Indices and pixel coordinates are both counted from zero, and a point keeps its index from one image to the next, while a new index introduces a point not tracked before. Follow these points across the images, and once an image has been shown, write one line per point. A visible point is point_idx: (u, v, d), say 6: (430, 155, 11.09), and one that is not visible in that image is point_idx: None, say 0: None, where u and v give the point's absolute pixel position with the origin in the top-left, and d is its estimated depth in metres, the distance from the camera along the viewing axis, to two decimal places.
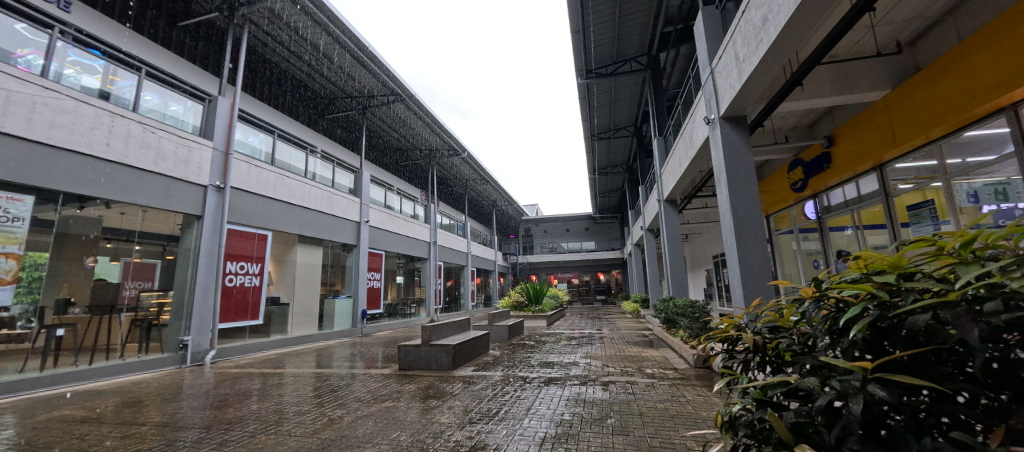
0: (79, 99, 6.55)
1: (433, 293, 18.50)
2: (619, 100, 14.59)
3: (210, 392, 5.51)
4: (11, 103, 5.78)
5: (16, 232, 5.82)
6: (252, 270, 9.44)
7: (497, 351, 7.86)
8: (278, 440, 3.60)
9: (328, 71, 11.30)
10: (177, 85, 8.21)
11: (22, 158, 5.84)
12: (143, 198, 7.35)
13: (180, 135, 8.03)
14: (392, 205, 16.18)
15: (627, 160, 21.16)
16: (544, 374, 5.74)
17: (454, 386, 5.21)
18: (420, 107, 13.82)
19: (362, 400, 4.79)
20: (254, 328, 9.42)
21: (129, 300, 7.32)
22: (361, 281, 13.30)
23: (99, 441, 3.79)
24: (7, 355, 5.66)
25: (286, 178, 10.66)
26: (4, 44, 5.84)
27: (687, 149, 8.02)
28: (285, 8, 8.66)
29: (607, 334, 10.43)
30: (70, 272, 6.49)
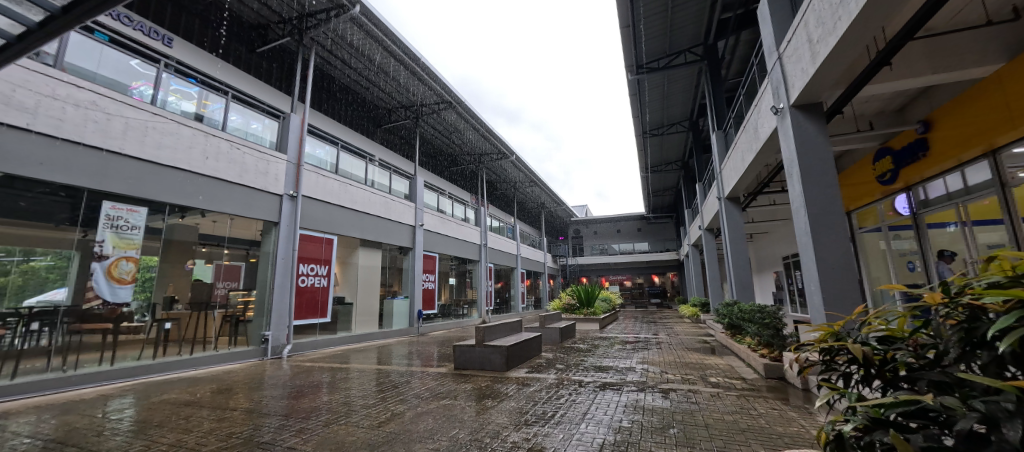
0: (179, 122, 7.51)
1: (484, 295, 18.83)
2: (673, 94, 13.93)
3: (288, 383, 6.05)
4: (130, 129, 6.76)
5: (134, 238, 6.80)
6: (321, 272, 10.24)
7: (550, 354, 7.82)
8: (347, 431, 3.85)
9: (385, 84, 12.01)
10: (257, 105, 9.14)
11: (137, 176, 6.80)
12: (230, 207, 8.24)
13: (259, 150, 8.93)
14: (444, 209, 16.77)
15: (682, 156, 20.12)
16: (600, 378, 5.59)
17: (508, 387, 5.25)
18: (470, 113, 14.18)
19: (421, 397, 4.99)
20: (324, 326, 10.18)
21: (220, 298, 8.18)
22: (416, 282, 13.89)
23: (200, 423, 4.30)
24: (128, 344, 6.64)
25: (349, 186, 11.44)
26: (122, 78, 6.84)
27: (751, 142, 7.46)
28: (347, 28, 9.36)
29: (664, 339, 9.97)
30: (174, 273, 7.41)
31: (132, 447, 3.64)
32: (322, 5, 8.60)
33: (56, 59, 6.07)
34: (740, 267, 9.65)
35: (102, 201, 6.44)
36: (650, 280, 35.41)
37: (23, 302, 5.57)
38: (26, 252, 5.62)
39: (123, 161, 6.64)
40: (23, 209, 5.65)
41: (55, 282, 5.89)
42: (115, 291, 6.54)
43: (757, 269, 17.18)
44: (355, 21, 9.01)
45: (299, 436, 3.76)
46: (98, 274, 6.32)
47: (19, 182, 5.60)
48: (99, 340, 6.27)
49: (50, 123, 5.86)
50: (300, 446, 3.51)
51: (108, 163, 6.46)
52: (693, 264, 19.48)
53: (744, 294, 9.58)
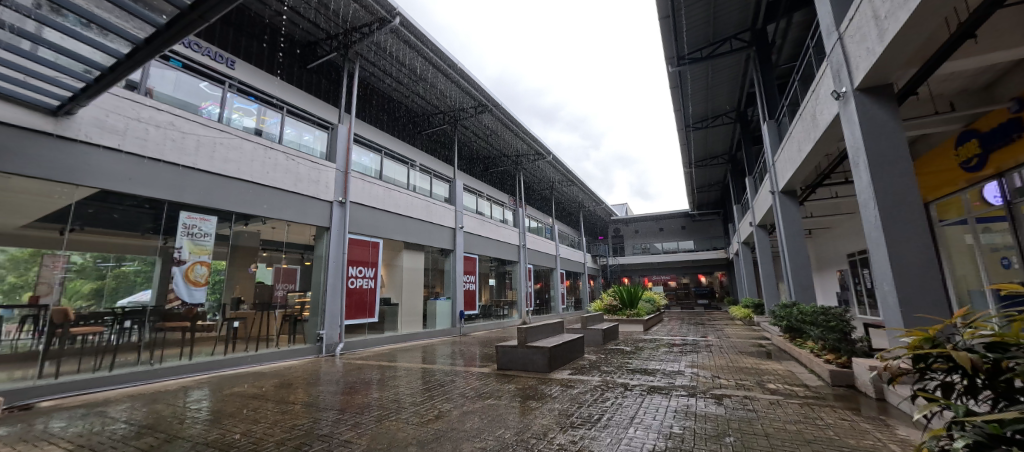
0: (242, 137, 8.18)
1: (524, 296, 18.88)
2: (718, 84, 13.27)
3: (342, 379, 6.38)
4: (201, 145, 7.46)
5: (205, 244, 7.47)
6: (368, 274, 10.71)
7: (594, 355, 7.69)
8: (397, 427, 3.99)
9: (424, 91, 12.39)
10: (309, 118, 9.75)
11: (208, 187, 7.49)
12: (287, 214, 8.85)
13: (312, 160, 9.54)
14: (483, 211, 17.04)
15: (729, 149, 19.07)
16: (647, 382, 5.42)
17: (552, 389, 5.20)
18: (506, 114, 14.28)
19: (466, 396, 5.07)
20: (372, 325, 10.64)
21: (280, 299, 8.77)
22: (457, 283, 14.20)
23: (266, 414, 4.64)
24: (204, 340, 7.30)
25: (393, 191, 11.90)
26: (193, 99, 7.55)
27: (808, 131, 6.92)
28: (389, 40, 9.77)
29: (714, 342, 9.48)
30: (241, 276, 8.02)
31: (210, 435, 3.99)
32: (364, 20, 9.03)
33: (139, 85, 6.79)
34: (798, 265, 8.99)
35: (179, 211, 7.15)
36: (696, 280, 33.85)
37: (117, 302, 6.38)
38: (118, 257, 6.44)
39: (196, 175, 7.34)
40: (115, 220, 6.42)
41: (141, 284, 6.62)
42: (193, 293, 7.23)
43: (817, 268, 15.93)
44: (395, 32, 9.38)
45: (354, 430, 3.95)
46: (177, 277, 7.00)
47: (112, 196, 6.35)
48: (179, 337, 6.96)
49: (136, 143, 6.59)
50: (355, 440, 3.69)
51: (184, 177, 7.17)
52: (744, 263, 18.42)
53: (804, 295, 8.90)
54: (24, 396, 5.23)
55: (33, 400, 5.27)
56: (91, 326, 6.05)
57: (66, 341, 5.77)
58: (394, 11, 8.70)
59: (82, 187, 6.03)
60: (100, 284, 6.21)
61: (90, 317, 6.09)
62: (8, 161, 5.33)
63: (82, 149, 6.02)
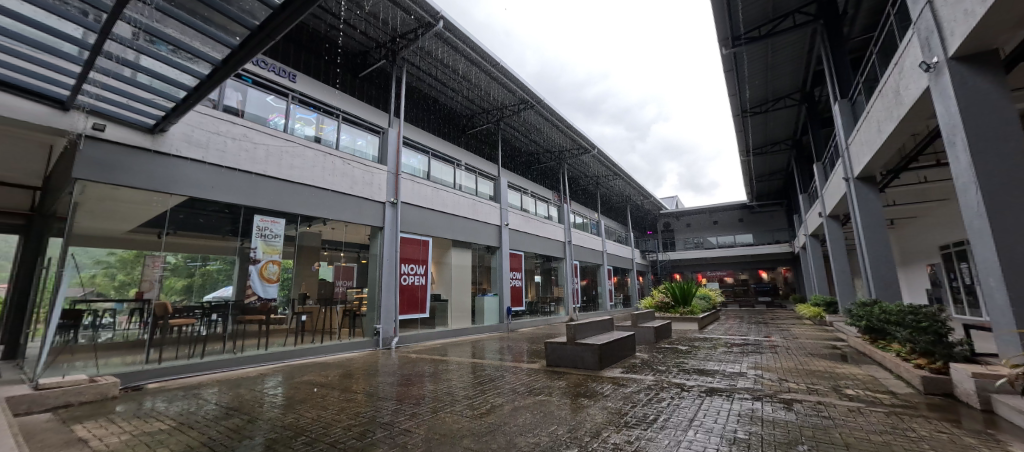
0: (304, 145, 8.83)
1: (570, 292, 18.71)
2: (779, 64, 12.24)
3: (398, 371, 6.71)
4: (270, 154, 8.15)
5: (275, 244, 8.17)
6: (419, 271, 11.14)
7: (647, 354, 7.45)
8: (452, 419, 4.12)
9: (468, 92, 12.61)
10: (361, 124, 10.33)
11: (276, 193, 8.17)
12: (345, 215, 9.43)
13: (366, 164, 10.07)
14: (527, 208, 17.10)
15: (793, 133, 17.55)
16: (705, 383, 5.16)
17: (604, 387, 5.11)
18: (549, 110, 14.19)
19: (517, 392, 5.12)
20: (423, 320, 11.07)
21: (341, 295, 9.30)
22: (504, 280, 14.38)
23: (333, 402, 4.99)
24: (277, 332, 7.98)
25: (441, 190, 12.28)
26: (262, 112, 8.26)
27: (890, 109, 6.19)
28: (434, 44, 10.07)
29: (779, 342, 8.81)
30: (306, 274, 8.65)
31: (285, 419, 4.36)
32: (410, 26, 9.36)
33: (217, 103, 7.54)
34: (879, 259, 8.08)
35: (253, 215, 7.87)
36: (757, 276, 31.63)
37: (204, 297, 7.12)
38: (204, 257, 7.16)
39: (266, 181, 8.04)
40: (201, 224, 7.20)
41: (223, 281, 7.33)
42: (266, 289, 7.93)
43: (902, 262, 14.26)
44: (440, 35, 9.64)
45: (412, 420, 4.14)
46: (254, 275, 7.73)
47: (198, 203, 7.12)
48: (256, 329, 7.68)
49: (216, 155, 7.33)
50: (414, 429, 3.85)
51: (256, 184, 7.87)
52: (812, 257, 16.94)
53: (886, 291, 8.01)
54: (135, 378, 6.02)
55: (142, 381, 6.06)
56: (185, 318, 6.86)
57: (166, 331, 6.60)
58: (437, 15, 8.93)
59: (174, 195, 6.82)
60: (189, 281, 6.94)
61: (184, 310, 6.87)
62: (117, 175, 6.18)
63: (174, 162, 6.82)
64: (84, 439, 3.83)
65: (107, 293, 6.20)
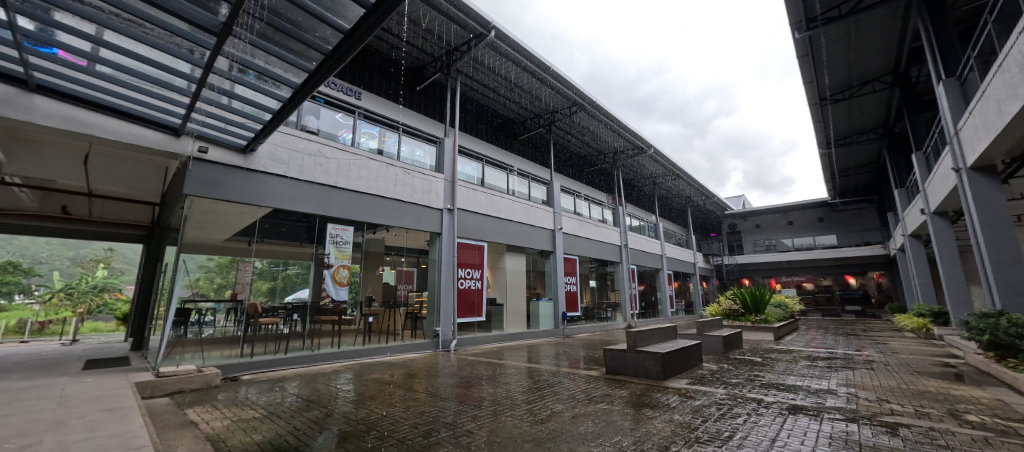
0: (369, 157, 9.46)
1: (628, 298, 18.08)
2: (864, 45, 10.96)
3: (458, 373, 6.90)
4: (340, 167, 8.84)
5: (345, 249, 8.83)
6: (475, 275, 11.39)
7: (716, 365, 6.97)
8: (513, 423, 4.14)
9: (520, 98, 12.76)
10: (419, 135, 10.94)
11: (346, 202, 8.85)
12: (406, 222, 9.95)
13: (424, 173, 10.57)
14: (581, 211, 16.90)
15: (884, 120, 15.56)
16: (786, 399, 4.71)
17: (669, 398, 4.86)
18: (602, 111, 13.94)
19: (576, 399, 5.03)
20: (480, 324, 11.31)
21: (403, 298, 9.77)
22: (559, 285, 14.25)
23: (400, 400, 5.24)
24: (348, 332, 8.58)
25: (494, 196, 12.52)
26: (332, 129, 9.01)
27: (1015, 85, 5.26)
28: (486, 54, 10.37)
29: (875, 357, 7.78)
30: (372, 277, 9.20)
31: (357, 414, 4.67)
32: (463, 38, 9.71)
33: (296, 123, 8.35)
34: (1003, 262, 6.88)
35: (326, 224, 8.57)
36: (842, 282, 28.27)
37: (285, 298, 7.81)
38: (285, 262, 7.90)
39: (337, 192, 8.75)
40: (283, 232, 7.97)
41: (300, 284, 8.01)
42: (338, 291, 8.58)
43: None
44: (491, 45, 9.90)
45: (474, 422, 4.23)
46: (328, 279, 8.40)
47: (281, 214, 7.91)
48: (330, 328, 8.31)
49: (295, 170, 8.12)
50: (476, 431, 3.93)
51: (328, 195, 8.59)
52: (912, 261, 14.84)
53: (1014, 300, 6.79)
54: (232, 370, 6.81)
55: (238, 373, 6.84)
56: (272, 317, 7.61)
57: (257, 329, 7.39)
58: (489, 25, 9.18)
59: (261, 207, 7.65)
60: (273, 284, 7.67)
61: (270, 310, 7.63)
62: (218, 191, 7.09)
63: (262, 178, 7.67)
64: (195, 422, 4.38)
65: (208, 294, 7.05)
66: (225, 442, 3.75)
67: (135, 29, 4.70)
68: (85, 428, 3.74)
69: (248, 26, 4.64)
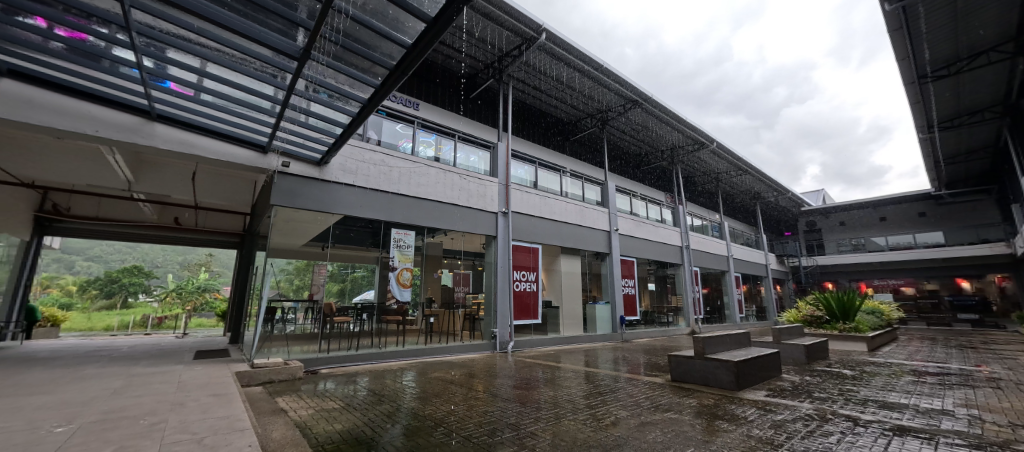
0: (427, 164, 9.88)
1: (691, 302, 17.12)
2: (974, 11, 9.47)
3: (516, 375, 6.97)
4: (402, 175, 9.35)
5: (407, 252, 9.29)
6: (530, 277, 11.44)
7: (798, 377, 6.37)
8: (576, 427, 4.09)
9: (571, 98, 12.67)
10: (474, 141, 11.24)
11: (407, 208, 9.33)
12: (462, 225, 10.26)
13: (479, 177, 10.83)
14: (638, 211, 16.32)
15: (1003, 96, 13.28)
16: (887, 418, 4.19)
17: (745, 410, 4.52)
18: (658, 106, 13.38)
19: (640, 406, 4.84)
20: (536, 327, 11.33)
21: (461, 299, 10.04)
22: (617, 288, 13.84)
23: (463, 399, 5.38)
24: (411, 332, 9.00)
25: (548, 198, 12.49)
26: (394, 139, 9.55)
27: None
28: (537, 57, 10.45)
29: (1005, 375, 6.60)
30: (431, 280, 9.59)
31: (423, 410, 4.88)
32: (515, 44, 9.85)
33: (362, 136, 8.98)
34: None
35: (390, 229, 9.09)
36: (952, 286, 24.61)
37: (354, 299, 8.37)
38: (353, 265, 8.46)
39: (400, 199, 9.25)
40: (352, 238, 8.57)
41: (367, 285, 8.53)
42: (402, 292, 9.06)
43: None
44: (542, 47, 9.96)
45: (537, 424, 4.22)
46: (392, 281, 8.90)
47: (350, 220, 8.52)
48: (395, 328, 8.77)
49: (363, 179, 8.72)
50: (540, 433, 3.94)
51: (392, 201, 9.12)
52: None
53: None
54: (313, 363, 7.47)
55: (317, 367, 7.48)
56: (344, 316, 8.20)
57: (332, 327, 8.01)
58: (540, 28, 9.24)
59: (333, 214, 8.30)
60: (343, 286, 8.26)
61: (342, 309, 8.23)
62: (297, 201, 7.81)
63: (334, 188, 8.33)
64: (285, 410, 4.86)
65: (288, 294, 7.79)
66: (311, 430, 4.11)
67: (229, 60, 5.35)
68: (200, 410, 4.30)
69: (325, 50, 5.10)
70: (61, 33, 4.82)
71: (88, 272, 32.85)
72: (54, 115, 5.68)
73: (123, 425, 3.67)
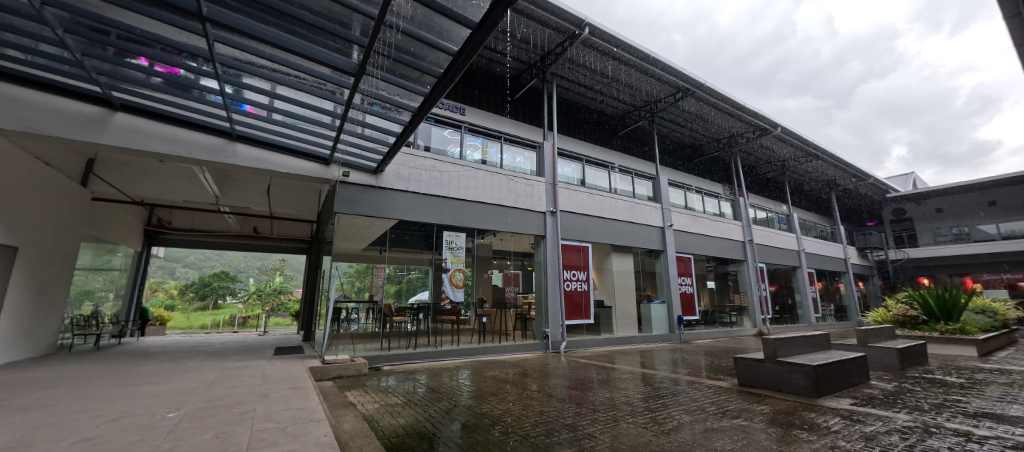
0: (475, 167, 10.09)
1: (757, 301, 15.92)
2: None
3: (570, 375, 6.90)
4: (451, 178, 9.63)
5: (459, 254, 9.56)
6: (581, 276, 11.28)
7: (892, 384, 5.68)
8: (635, 430, 3.97)
9: (618, 91, 12.32)
10: (519, 141, 11.29)
11: (457, 211, 9.60)
12: (511, 225, 10.36)
13: (526, 178, 10.88)
14: (693, 205, 15.47)
15: None
16: (1007, 434, 3.61)
17: (827, 419, 4.12)
18: (712, 94, 12.62)
19: (704, 411, 4.58)
20: (589, 326, 11.14)
21: (512, 299, 10.15)
22: (673, 287, 13.25)
23: (520, 398, 5.44)
24: (465, 331, 9.26)
25: (596, 195, 12.23)
26: (442, 145, 9.86)
27: None
28: (581, 53, 10.30)
29: None
30: (482, 280, 9.78)
31: (481, 408, 4.99)
32: (557, 41, 9.78)
33: (414, 143, 9.37)
34: None
35: (442, 232, 9.41)
36: None
37: (410, 299, 8.76)
38: (408, 267, 8.85)
39: (450, 202, 9.54)
40: (406, 241, 8.97)
41: (422, 286, 8.90)
42: (455, 293, 9.35)
43: None
44: (586, 42, 9.80)
45: (594, 426, 4.16)
46: (446, 282, 9.21)
47: (404, 224, 8.93)
48: (450, 327, 9.06)
49: (415, 185, 9.11)
50: (598, 435, 3.87)
51: (442, 205, 9.42)
52: None
53: None
54: (376, 360, 7.95)
55: (380, 364, 7.96)
56: (402, 316, 8.62)
57: (392, 326, 8.46)
58: (582, 23, 9.10)
59: (389, 219, 8.76)
60: (399, 287, 8.68)
61: (400, 309, 8.65)
62: (357, 208, 8.35)
63: (389, 194, 8.78)
64: (353, 403, 5.22)
65: (351, 295, 8.33)
66: (378, 423, 4.38)
67: (295, 80, 5.83)
68: (282, 401, 4.73)
69: (379, 65, 5.39)
70: (160, 70, 5.53)
71: (186, 276, 37.52)
72: (157, 142, 6.57)
73: (220, 413, 4.14)
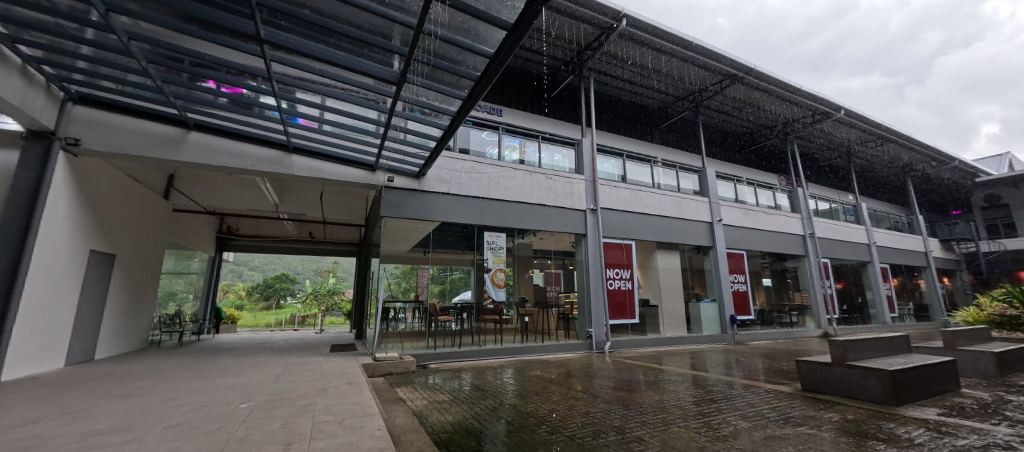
0: (514, 168, 10.15)
1: (820, 299, 14.70)
2: None
3: (615, 375, 6.75)
4: (491, 179, 9.76)
5: (500, 253, 9.67)
6: (624, 275, 11.00)
7: (989, 393, 5.02)
8: (687, 435, 3.81)
9: (658, 82, 11.89)
10: (557, 140, 11.20)
11: (497, 212, 9.71)
12: (551, 224, 10.31)
13: (565, 176, 10.78)
14: (744, 198, 14.57)
15: None
16: None
17: (909, 430, 3.72)
18: (763, 79, 11.83)
19: (763, 417, 4.30)
20: (633, 326, 10.83)
21: (553, 299, 10.10)
22: (724, 285, 12.57)
23: (565, 398, 5.40)
24: (508, 330, 9.34)
25: (639, 191, 11.85)
26: (480, 147, 10.02)
27: None
28: (618, 46, 10.06)
29: None
30: (523, 280, 9.82)
31: (526, 407, 5.02)
32: (594, 36, 9.61)
33: (454, 147, 9.59)
34: None
35: (483, 232, 9.56)
36: None
37: (454, 299, 8.98)
38: (451, 268, 9.07)
39: (490, 203, 9.67)
40: (449, 242, 9.19)
41: (464, 286, 9.10)
42: (497, 292, 9.46)
43: None
44: (623, 34, 9.55)
45: (643, 429, 4.04)
46: (488, 282, 9.36)
47: (446, 226, 9.17)
48: (493, 326, 9.19)
49: (456, 187, 9.32)
50: (647, 438, 3.76)
51: (482, 206, 9.57)
52: None
53: None
54: (424, 358, 8.24)
55: (427, 362, 8.24)
56: (446, 315, 8.85)
57: (437, 325, 8.72)
58: (619, 15, 8.87)
59: (432, 222, 9.03)
60: (443, 287, 8.92)
61: (445, 309, 8.88)
62: (402, 211, 8.69)
63: (432, 197, 9.06)
64: (404, 399, 5.44)
65: (398, 295, 8.67)
66: (428, 418, 4.54)
67: (342, 92, 6.16)
68: (339, 395, 5.02)
69: (418, 72, 5.57)
70: (225, 90, 6.05)
71: (252, 279, 40.94)
72: (224, 156, 7.21)
73: (285, 405, 4.47)
